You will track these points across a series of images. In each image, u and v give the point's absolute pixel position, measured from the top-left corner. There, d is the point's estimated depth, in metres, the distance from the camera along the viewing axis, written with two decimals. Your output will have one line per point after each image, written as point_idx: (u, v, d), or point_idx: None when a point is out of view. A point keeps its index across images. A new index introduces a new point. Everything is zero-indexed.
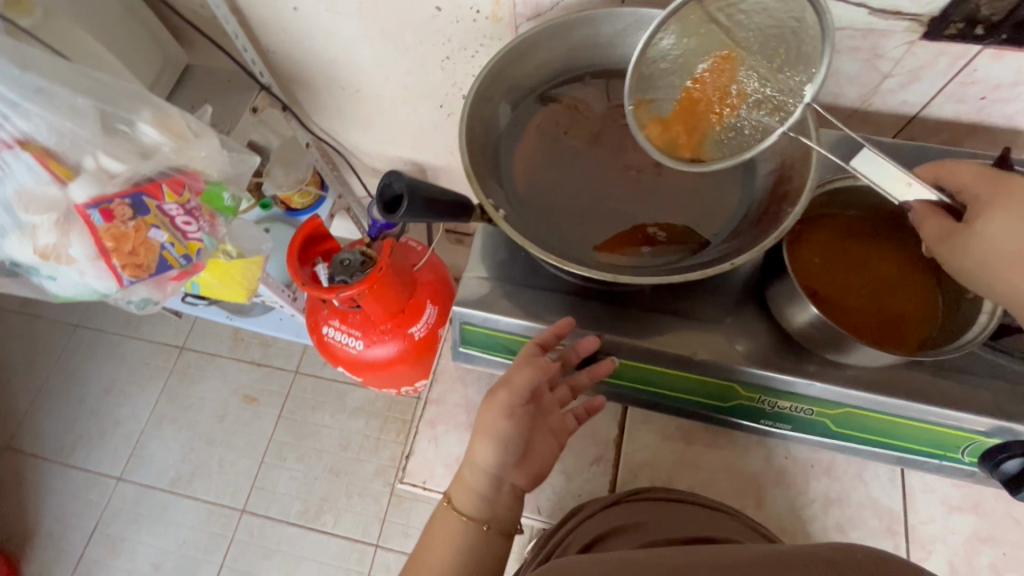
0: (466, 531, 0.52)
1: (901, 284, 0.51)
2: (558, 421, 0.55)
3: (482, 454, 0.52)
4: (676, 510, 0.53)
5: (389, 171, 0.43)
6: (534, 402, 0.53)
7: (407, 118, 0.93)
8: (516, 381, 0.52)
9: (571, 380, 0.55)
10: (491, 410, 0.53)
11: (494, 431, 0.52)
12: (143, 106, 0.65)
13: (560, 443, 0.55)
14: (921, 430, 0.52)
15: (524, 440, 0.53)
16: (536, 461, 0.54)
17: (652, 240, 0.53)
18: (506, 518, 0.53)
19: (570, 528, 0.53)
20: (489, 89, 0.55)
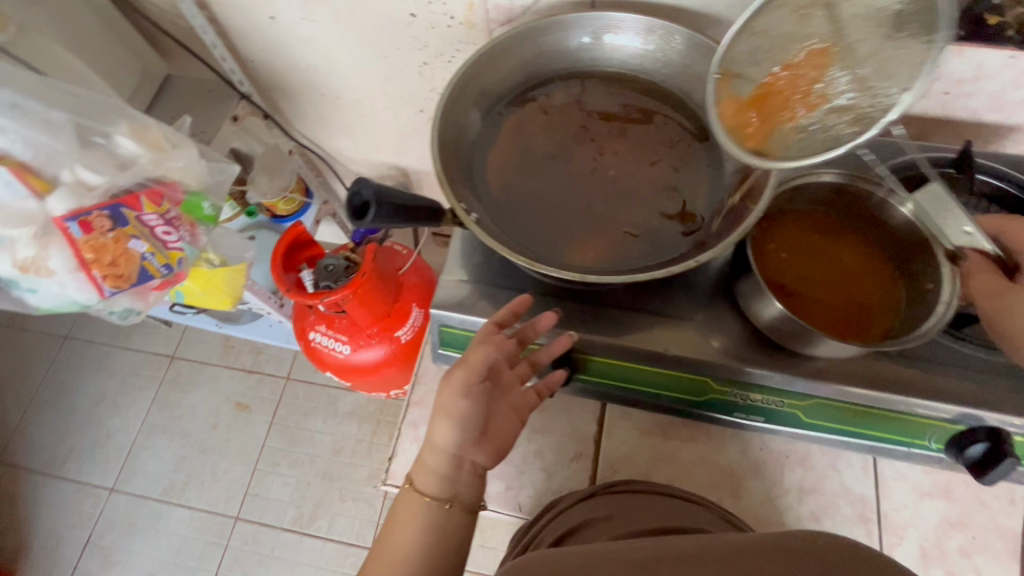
0: (428, 511, 0.53)
1: (864, 275, 0.52)
2: (516, 398, 0.55)
3: (441, 434, 0.53)
4: (651, 499, 0.54)
5: (357, 179, 0.44)
6: (493, 380, 0.54)
7: (388, 123, 0.94)
8: (471, 359, 0.52)
9: (531, 357, 0.55)
10: (447, 389, 0.53)
11: (452, 410, 0.52)
12: (120, 119, 0.66)
13: (520, 419, 0.56)
14: (889, 419, 0.53)
15: (481, 417, 0.53)
16: (495, 437, 0.54)
17: (622, 238, 0.54)
18: (468, 496, 0.54)
19: (548, 521, 0.54)
20: (461, 95, 0.56)
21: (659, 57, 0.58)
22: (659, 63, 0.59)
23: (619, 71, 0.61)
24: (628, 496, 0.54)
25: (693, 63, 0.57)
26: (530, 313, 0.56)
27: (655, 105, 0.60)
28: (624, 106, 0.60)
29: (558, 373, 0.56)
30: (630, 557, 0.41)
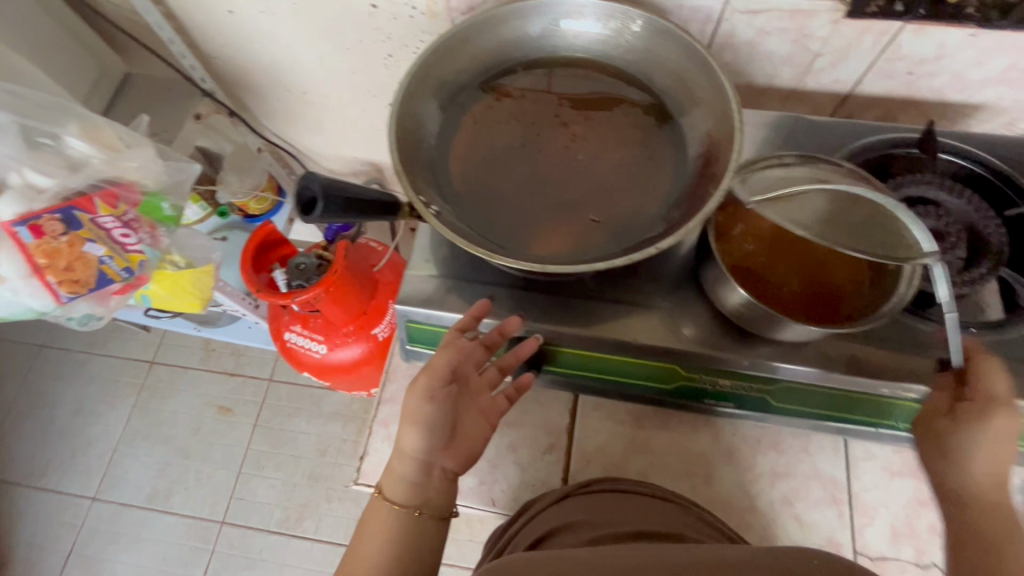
0: (397, 519, 0.52)
1: (837, 257, 0.51)
2: (485, 402, 0.55)
3: (409, 440, 0.53)
4: (631, 501, 0.53)
5: (306, 173, 0.43)
6: (459, 384, 0.54)
7: (357, 118, 0.92)
8: (435, 364, 0.52)
9: (499, 362, 0.55)
10: (413, 395, 0.52)
11: (418, 416, 0.52)
12: (69, 118, 0.65)
13: (490, 424, 0.56)
14: (857, 401, 0.53)
15: (448, 422, 0.53)
16: (464, 443, 0.54)
17: (587, 227, 0.53)
18: (439, 503, 0.54)
19: (526, 525, 0.53)
20: (420, 85, 0.55)
21: (620, 42, 0.58)
22: (621, 48, 0.58)
23: (581, 56, 0.60)
24: (607, 497, 0.53)
25: (655, 47, 0.57)
26: (497, 305, 0.55)
27: (619, 91, 0.59)
28: (588, 93, 0.59)
29: (525, 376, 0.57)
30: (607, 562, 0.40)
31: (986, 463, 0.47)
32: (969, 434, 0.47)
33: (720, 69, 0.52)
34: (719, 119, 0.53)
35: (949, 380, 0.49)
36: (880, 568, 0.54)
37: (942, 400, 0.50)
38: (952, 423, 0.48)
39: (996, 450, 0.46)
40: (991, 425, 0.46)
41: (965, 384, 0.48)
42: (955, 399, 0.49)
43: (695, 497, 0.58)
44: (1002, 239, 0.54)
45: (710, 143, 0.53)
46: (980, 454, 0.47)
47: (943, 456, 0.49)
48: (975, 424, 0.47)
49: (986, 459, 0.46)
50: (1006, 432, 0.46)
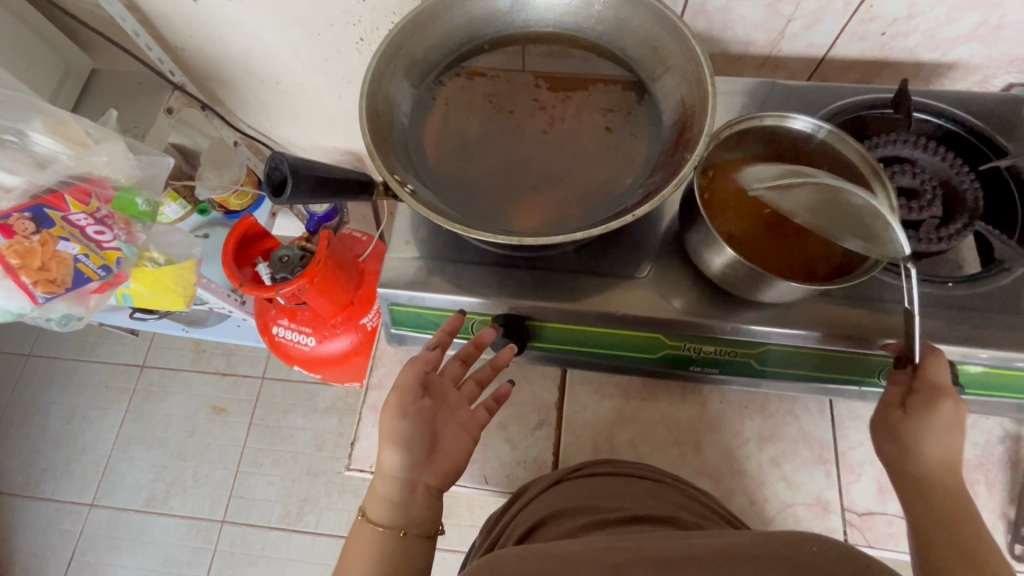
0: (382, 541, 0.50)
1: (812, 220, 0.52)
2: (465, 416, 0.55)
3: (388, 460, 0.51)
4: (622, 486, 0.52)
5: (273, 153, 0.42)
6: (432, 395, 0.54)
7: (333, 106, 0.91)
8: (405, 381, 0.53)
9: (475, 374, 0.57)
10: (387, 415, 0.52)
11: (394, 435, 0.51)
12: (31, 113, 0.63)
13: (471, 436, 0.55)
14: (840, 360, 0.54)
15: (427, 436, 0.52)
16: (446, 457, 0.53)
17: (566, 201, 0.53)
18: (424, 521, 0.52)
19: (517, 515, 0.52)
20: (391, 64, 0.54)
21: (591, 14, 0.58)
22: (592, 20, 0.58)
23: (552, 31, 0.59)
24: (597, 482, 0.53)
25: (627, 16, 0.56)
26: (479, 283, 0.55)
27: (592, 66, 0.59)
28: (561, 69, 0.59)
29: (503, 386, 0.57)
30: (597, 561, 0.38)
31: (938, 451, 0.47)
32: (920, 426, 0.47)
33: (691, 34, 0.51)
34: (692, 85, 0.52)
35: (904, 376, 0.49)
36: (868, 523, 0.55)
37: (896, 393, 0.50)
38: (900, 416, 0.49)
39: (944, 439, 0.47)
40: (939, 413, 0.47)
41: (916, 376, 0.48)
42: (907, 392, 0.49)
43: (685, 465, 0.58)
44: (978, 195, 0.54)
45: (685, 110, 0.53)
46: (930, 442, 0.47)
47: (894, 441, 0.49)
48: (926, 415, 0.47)
49: (937, 447, 0.47)
50: (948, 421, 0.47)
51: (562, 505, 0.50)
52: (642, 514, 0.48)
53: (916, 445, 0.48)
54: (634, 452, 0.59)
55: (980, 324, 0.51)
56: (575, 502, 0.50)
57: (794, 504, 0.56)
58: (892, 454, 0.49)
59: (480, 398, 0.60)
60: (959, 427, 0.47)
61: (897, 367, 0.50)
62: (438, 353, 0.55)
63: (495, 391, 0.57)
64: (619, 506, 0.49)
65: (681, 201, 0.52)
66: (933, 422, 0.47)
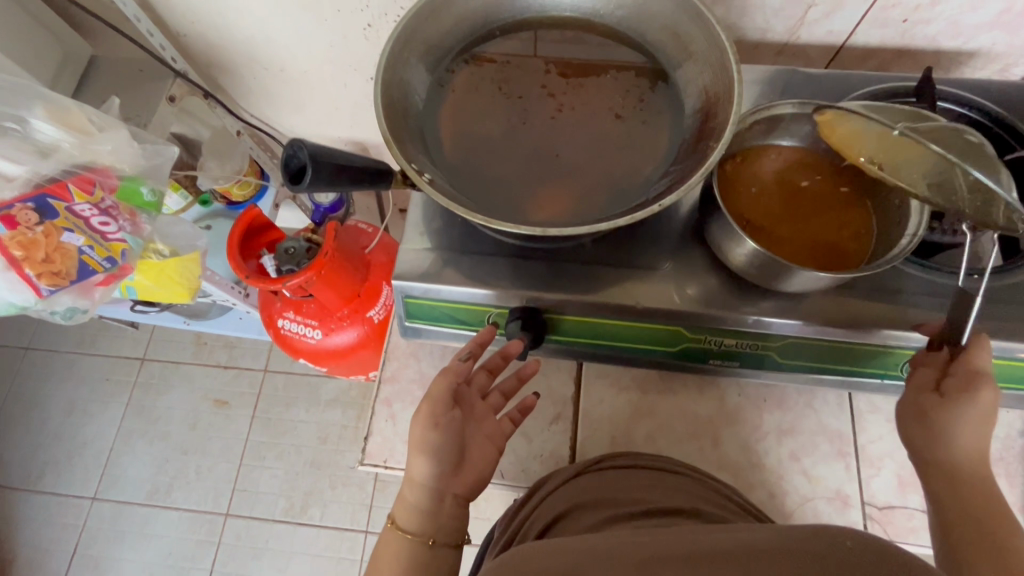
0: (410, 549, 0.50)
1: (842, 209, 0.51)
2: (491, 427, 0.55)
3: (417, 468, 0.51)
4: (644, 480, 0.51)
5: (291, 140, 0.41)
6: (462, 406, 0.54)
7: (339, 95, 0.89)
8: (437, 392, 0.52)
9: (501, 387, 0.57)
10: (417, 424, 0.51)
11: (424, 443, 0.50)
12: (32, 99, 0.61)
13: (497, 448, 0.54)
14: (864, 354, 0.53)
15: (457, 447, 0.52)
16: (474, 468, 0.53)
17: (585, 189, 0.52)
18: (451, 530, 0.52)
19: (537, 505, 0.52)
20: (405, 49, 0.52)
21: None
22: (610, 5, 0.56)
23: (567, 16, 0.58)
24: (618, 475, 0.52)
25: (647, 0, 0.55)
26: (496, 275, 0.54)
27: (609, 52, 0.57)
28: (577, 55, 0.58)
29: (529, 398, 0.57)
30: (618, 559, 0.37)
31: (970, 440, 0.47)
32: (953, 412, 0.47)
33: (715, 18, 0.50)
34: (716, 71, 0.51)
35: (938, 359, 0.49)
36: (888, 516, 0.55)
37: (928, 376, 0.49)
38: (935, 402, 0.48)
39: (978, 429, 0.47)
40: (977, 400, 0.46)
41: (955, 360, 0.48)
42: (941, 375, 0.49)
43: (704, 459, 0.58)
44: None
45: (708, 97, 0.51)
46: (962, 428, 0.47)
47: (921, 423, 0.49)
48: (962, 401, 0.47)
49: (971, 435, 0.47)
50: (983, 409, 0.47)
51: (582, 497, 0.50)
52: (667, 508, 0.47)
53: (948, 435, 0.47)
54: (652, 446, 0.58)
55: (1006, 317, 0.50)
56: (596, 495, 0.50)
57: (814, 498, 0.56)
58: (921, 443, 0.49)
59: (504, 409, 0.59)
60: (991, 419, 0.47)
61: (932, 353, 0.50)
62: (465, 361, 0.55)
63: (521, 402, 0.57)
64: (642, 500, 0.49)
65: (708, 191, 0.51)
66: (968, 408, 0.47)
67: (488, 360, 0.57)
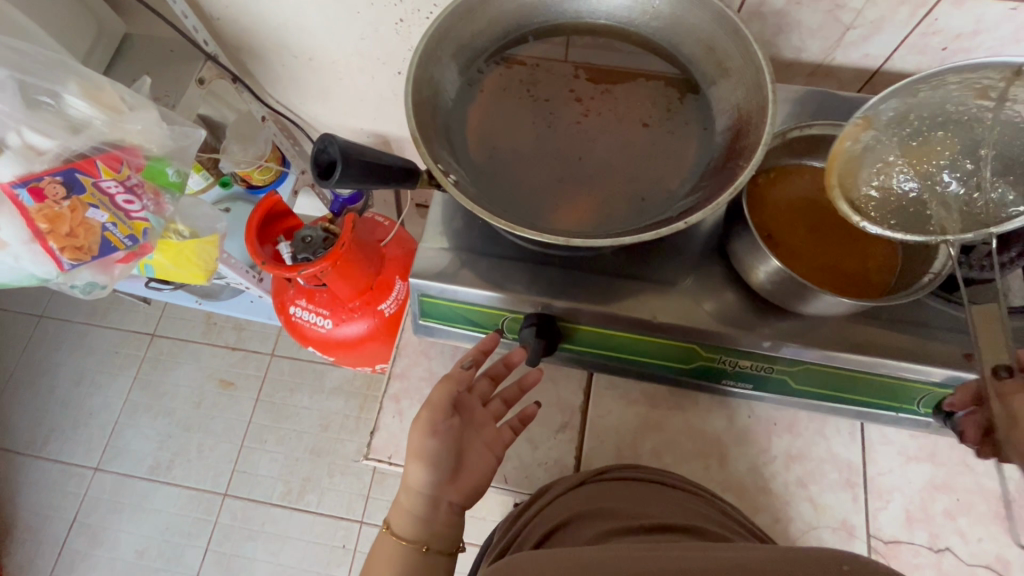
0: (403, 556, 0.51)
1: (868, 240, 0.51)
2: (489, 434, 0.55)
3: (414, 475, 0.51)
4: (646, 493, 0.51)
5: (323, 135, 0.41)
6: (461, 413, 0.54)
7: (365, 87, 0.90)
8: (437, 398, 0.53)
9: (502, 394, 0.57)
10: (416, 431, 0.52)
11: (422, 450, 0.51)
12: (68, 76, 0.62)
13: (495, 456, 0.54)
14: (880, 385, 0.52)
15: (454, 454, 0.52)
16: (470, 475, 0.53)
17: (607, 200, 0.51)
18: (446, 537, 0.52)
19: (536, 509, 0.52)
20: (437, 49, 0.52)
21: (647, 8, 0.56)
22: (647, 15, 0.56)
23: (602, 23, 0.58)
24: (621, 486, 0.52)
25: (684, 14, 0.54)
26: (513, 279, 0.54)
27: (640, 62, 0.57)
28: (609, 63, 0.57)
29: (529, 406, 0.57)
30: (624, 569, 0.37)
31: None
32: None
33: (752, 35, 0.49)
34: (750, 89, 0.50)
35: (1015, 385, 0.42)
36: (894, 551, 0.53)
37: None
38: None
39: None
40: None
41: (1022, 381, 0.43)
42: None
43: (709, 479, 0.57)
44: None
45: (740, 115, 0.51)
46: None
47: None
48: None
49: None
50: None
51: (583, 506, 0.50)
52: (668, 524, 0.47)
53: None
54: (657, 462, 0.58)
55: None
56: (597, 505, 0.50)
57: (819, 527, 0.55)
58: None
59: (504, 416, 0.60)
60: None
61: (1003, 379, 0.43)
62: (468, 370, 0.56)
63: (521, 411, 0.57)
64: (643, 514, 0.49)
65: (735, 210, 0.51)
66: None
67: (489, 368, 0.58)
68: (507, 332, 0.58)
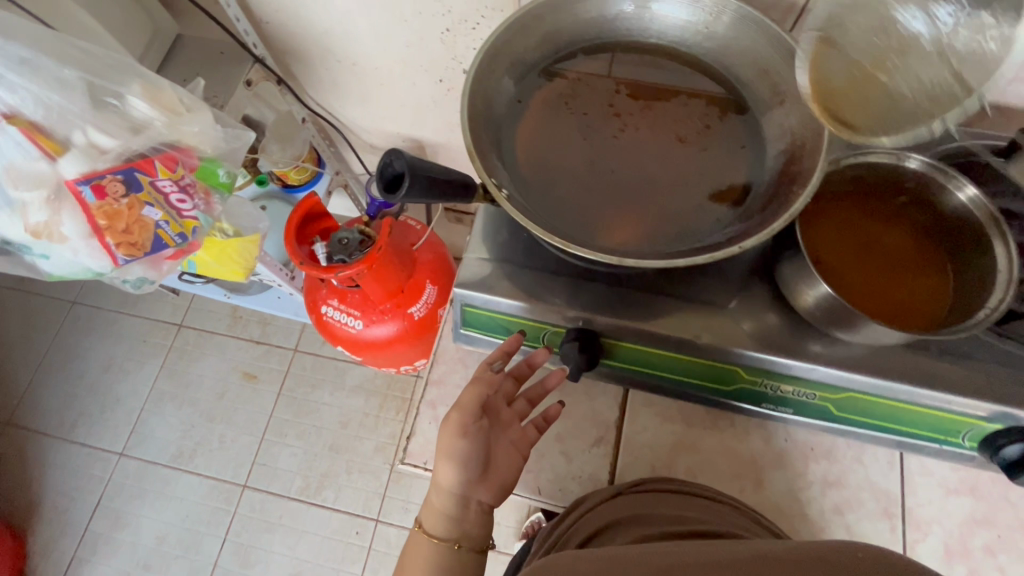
0: (437, 553, 0.52)
1: (916, 269, 0.50)
2: (516, 434, 0.56)
3: (445, 475, 0.52)
4: (683, 500, 0.52)
5: (389, 149, 0.43)
6: (489, 414, 0.55)
7: (406, 92, 0.91)
8: (466, 399, 0.54)
9: (526, 393, 0.58)
10: (446, 432, 0.53)
11: (452, 451, 0.52)
12: (133, 78, 0.65)
13: (522, 455, 0.55)
14: (924, 416, 0.52)
15: (484, 455, 0.53)
16: (499, 474, 0.54)
17: (656, 220, 0.52)
18: (477, 536, 0.54)
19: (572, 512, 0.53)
20: (492, 64, 0.53)
21: (700, 29, 0.56)
22: (700, 35, 0.56)
23: (651, 42, 0.58)
24: (656, 495, 0.53)
25: (737, 36, 0.54)
26: (557, 293, 0.54)
27: (690, 80, 0.57)
28: (655, 81, 0.58)
29: (553, 406, 0.57)
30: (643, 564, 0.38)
31: None
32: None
33: (809, 61, 0.49)
34: (805, 115, 0.50)
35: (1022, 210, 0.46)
36: None
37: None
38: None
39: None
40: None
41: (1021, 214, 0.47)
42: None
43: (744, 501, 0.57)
44: None
45: (793, 140, 0.51)
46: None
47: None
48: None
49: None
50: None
51: (621, 512, 0.51)
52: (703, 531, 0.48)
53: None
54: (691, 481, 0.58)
55: None
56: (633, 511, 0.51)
57: None
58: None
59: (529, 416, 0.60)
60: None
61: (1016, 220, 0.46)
62: (497, 371, 0.57)
63: (545, 410, 0.57)
64: (679, 518, 0.50)
65: (786, 235, 0.50)
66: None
67: (513, 368, 0.58)
68: (529, 337, 0.58)
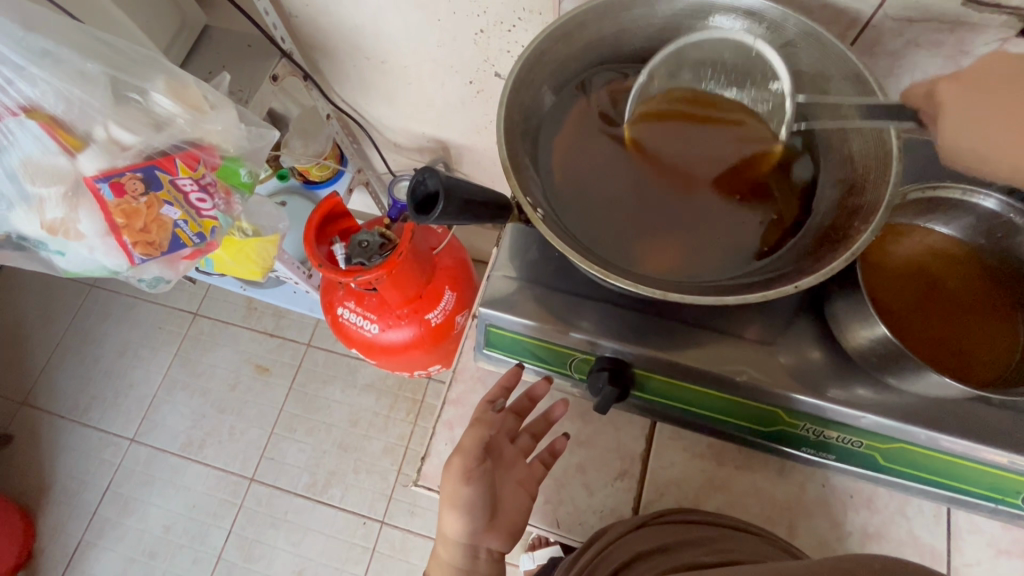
0: None
1: (980, 315, 0.47)
2: (522, 472, 0.54)
3: (451, 527, 0.52)
4: (714, 532, 0.50)
5: (422, 166, 0.40)
6: (493, 456, 0.54)
7: (435, 93, 0.88)
8: (469, 443, 0.53)
9: (529, 426, 0.56)
10: (448, 478, 0.51)
11: (457, 500, 0.51)
12: (156, 73, 0.63)
13: (530, 493, 0.54)
14: (981, 473, 0.48)
15: (489, 500, 0.52)
16: (507, 517, 0.53)
17: (696, 248, 0.48)
18: None
19: (594, 543, 0.52)
20: (532, 73, 0.50)
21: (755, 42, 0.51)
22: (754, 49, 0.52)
23: None
24: (680, 527, 0.50)
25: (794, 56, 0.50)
26: (587, 319, 0.51)
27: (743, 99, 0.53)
28: (706, 88, 0.53)
29: (559, 439, 0.55)
30: None
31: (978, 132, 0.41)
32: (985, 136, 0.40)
33: (877, 84, 0.44)
34: (869, 143, 0.46)
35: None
36: None
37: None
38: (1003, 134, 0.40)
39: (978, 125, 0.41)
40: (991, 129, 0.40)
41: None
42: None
43: None
44: None
45: (854, 169, 0.47)
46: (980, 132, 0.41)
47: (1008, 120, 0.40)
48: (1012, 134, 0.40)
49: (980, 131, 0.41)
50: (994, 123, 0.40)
51: (643, 545, 0.49)
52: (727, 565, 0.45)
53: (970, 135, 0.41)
54: None
55: None
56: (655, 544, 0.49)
57: None
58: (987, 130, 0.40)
59: (536, 450, 0.58)
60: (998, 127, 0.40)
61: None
62: (500, 411, 0.56)
63: (551, 444, 0.55)
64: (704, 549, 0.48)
65: (842, 271, 0.47)
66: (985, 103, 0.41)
67: (514, 403, 0.57)
68: (539, 360, 0.56)
